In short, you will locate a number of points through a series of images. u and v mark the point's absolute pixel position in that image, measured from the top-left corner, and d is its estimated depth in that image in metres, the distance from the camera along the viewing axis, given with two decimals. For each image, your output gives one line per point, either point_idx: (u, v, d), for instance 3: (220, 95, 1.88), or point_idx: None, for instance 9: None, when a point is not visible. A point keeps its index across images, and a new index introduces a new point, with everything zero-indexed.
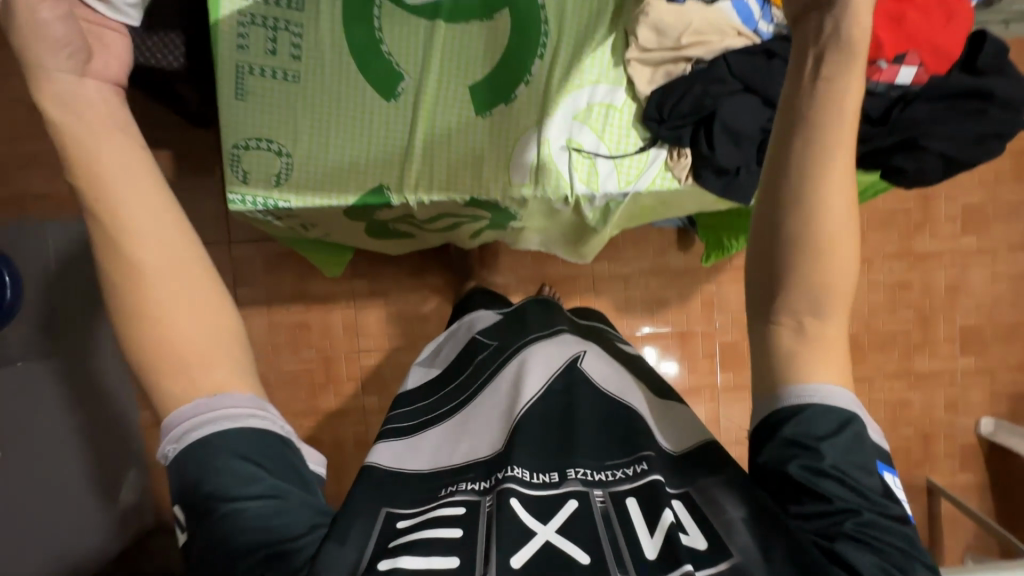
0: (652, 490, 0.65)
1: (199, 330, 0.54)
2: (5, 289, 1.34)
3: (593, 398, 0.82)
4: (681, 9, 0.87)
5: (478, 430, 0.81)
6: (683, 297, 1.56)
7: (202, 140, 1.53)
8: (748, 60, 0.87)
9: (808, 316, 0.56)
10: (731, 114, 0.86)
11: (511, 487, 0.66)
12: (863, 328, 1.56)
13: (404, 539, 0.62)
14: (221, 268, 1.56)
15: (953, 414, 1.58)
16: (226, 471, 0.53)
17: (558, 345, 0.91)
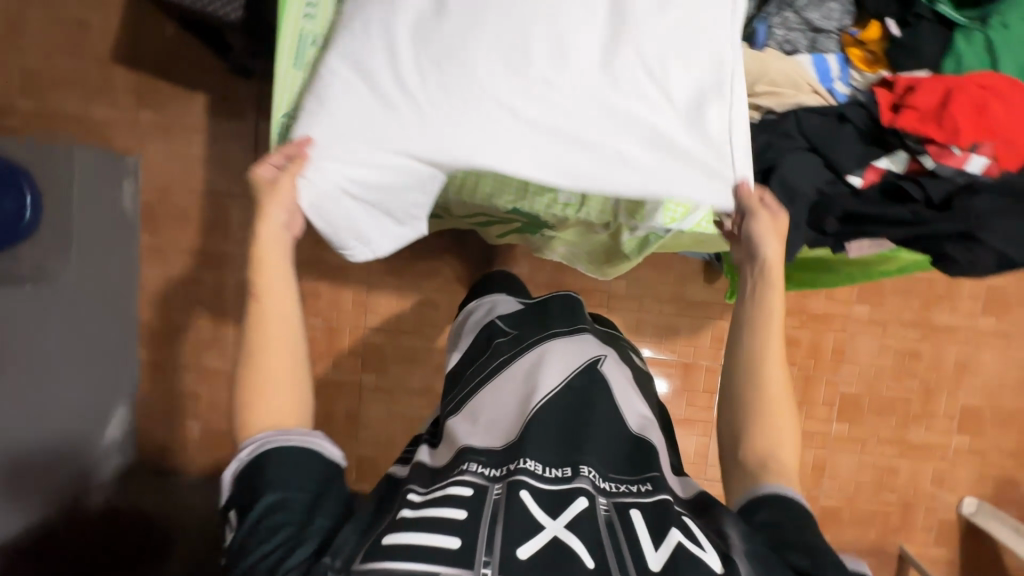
0: (661, 507, 0.68)
1: (285, 395, 0.75)
2: (26, 210, 1.33)
3: (607, 407, 0.83)
4: (757, 58, 0.84)
5: (496, 416, 0.83)
6: (694, 329, 1.55)
7: (240, 90, 1.51)
8: (819, 121, 0.82)
9: (769, 455, 0.72)
10: (791, 171, 0.80)
11: (522, 479, 0.69)
12: (866, 389, 1.56)
13: (418, 513, 0.65)
14: (240, 222, 1.56)
15: (938, 488, 1.58)
16: (280, 476, 0.68)
17: (577, 346, 0.92)
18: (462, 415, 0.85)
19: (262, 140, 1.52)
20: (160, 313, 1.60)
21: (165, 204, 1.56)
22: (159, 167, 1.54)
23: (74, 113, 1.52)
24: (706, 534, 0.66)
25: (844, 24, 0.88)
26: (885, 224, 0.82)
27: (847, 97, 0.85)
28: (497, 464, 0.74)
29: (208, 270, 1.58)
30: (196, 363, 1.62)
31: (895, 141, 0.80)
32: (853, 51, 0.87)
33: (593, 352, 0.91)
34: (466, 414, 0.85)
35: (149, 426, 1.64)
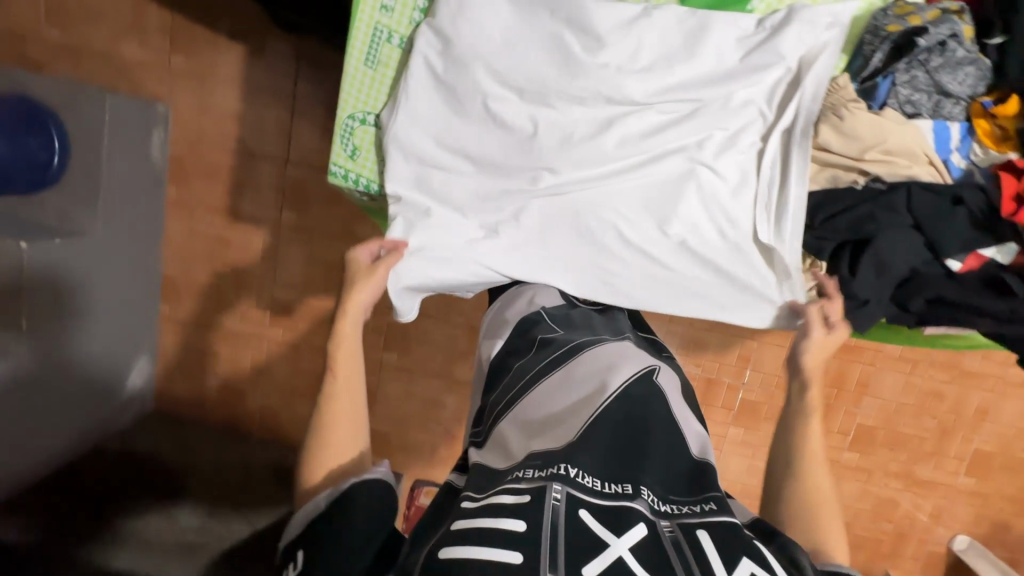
0: (729, 530, 0.61)
1: (346, 430, 0.75)
2: (54, 153, 1.31)
3: (666, 419, 0.75)
4: (880, 122, 0.83)
5: (550, 419, 0.74)
6: (723, 346, 1.53)
7: (281, 44, 1.40)
8: (931, 200, 0.84)
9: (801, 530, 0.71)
10: (887, 247, 0.85)
11: (578, 495, 0.62)
12: (883, 423, 1.56)
13: (470, 522, 0.60)
14: (271, 185, 1.49)
15: (934, 523, 1.62)
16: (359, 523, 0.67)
17: (630, 353, 0.84)
18: (515, 414, 0.77)
19: (299, 101, 1.43)
20: (183, 269, 1.57)
21: (194, 159, 1.49)
22: (190, 118, 1.46)
23: (103, 49, 1.42)
24: (778, 560, 0.61)
25: (977, 90, 0.85)
26: (979, 313, 0.85)
27: (960, 170, 0.88)
28: (542, 466, 0.66)
29: (235, 230, 1.53)
30: (217, 322, 1.60)
31: (1005, 231, 0.83)
32: (980, 123, 0.86)
33: (645, 360, 0.84)
34: (519, 415, 0.76)
35: (168, 377, 1.66)
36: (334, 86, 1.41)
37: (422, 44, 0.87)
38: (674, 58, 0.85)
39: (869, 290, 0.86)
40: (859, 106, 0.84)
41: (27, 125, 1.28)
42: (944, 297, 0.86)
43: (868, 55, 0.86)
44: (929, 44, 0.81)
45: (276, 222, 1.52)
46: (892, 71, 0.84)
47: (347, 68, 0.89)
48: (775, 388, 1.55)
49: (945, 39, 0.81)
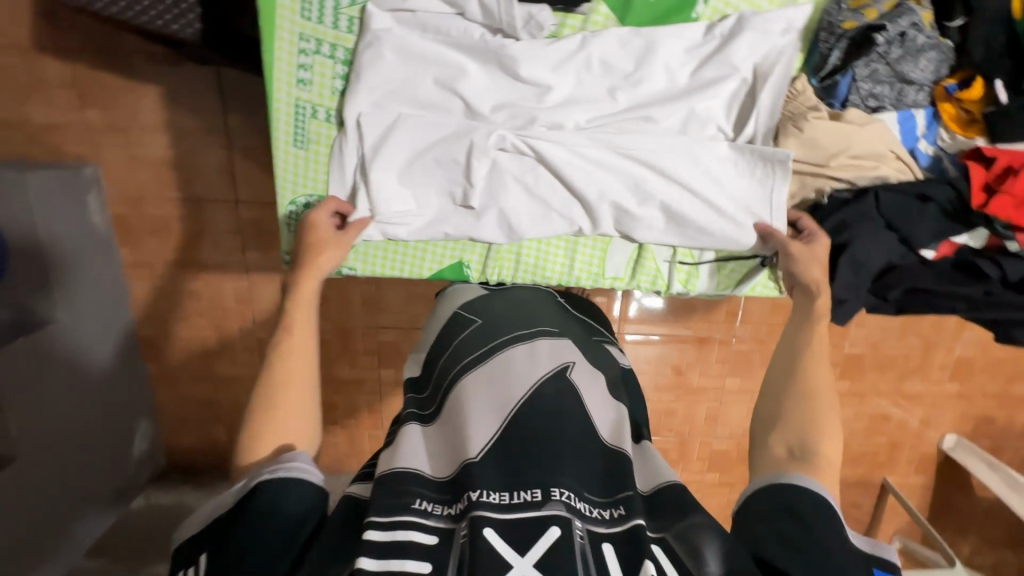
0: (635, 537, 0.52)
1: (299, 400, 0.72)
2: None
3: (580, 425, 0.60)
4: (845, 129, 0.85)
5: (450, 436, 0.62)
6: (710, 306, 1.56)
7: (200, 77, 1.28)
8: (901, 199, 0.87)
9: (795, 448, 0.69)
10: (862, 250, 0.87)
11: (483, 513, 0.51)
12: (870, 348, 1.62)
13: (383, 564, 0.49)
14: (226, 227, 1.42)
15: (925, 429, 1.73)
16: (275, 507, 0.60)
17: (545, 349, 0.67)
18: (425, 432, 0.65)
19: (235, 133, 1.33)
20: (160, 327, 1.52)
21: (139, 215, 1.41)
22: (124, 173, 1.36)
23: (8, 117, 1.30)
24: (675, 561, 0.53)
25: (942, 74, 0.89)
26: (954, 298, 0.91)
27: (929, 155, 0.92)
28: (450, 499, 0.56)
29: (201, 280, 1.47)
30: (208, 371, 1.58)
31: (979, 220, 0.86)
32: (945, 108, 0.90)
33: (561, 355, 0.67)
34: (429, 433, 0.65)
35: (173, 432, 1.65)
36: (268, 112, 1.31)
37: (361, 109, 0.86)
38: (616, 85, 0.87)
39: (846, 290, 0.88)
40: (818, 114, 0.87)
41: None
42: (917, 286, 0.92)
43: (825, 53, 0.88)
44: (887, 40, 0.83)
45: (240, 264, 1.46)
46: (851, 68, 0.86)
47: (277, 154, 0.87)
48: (766, 336, 1.60)
49: (905, 31, 0.83)
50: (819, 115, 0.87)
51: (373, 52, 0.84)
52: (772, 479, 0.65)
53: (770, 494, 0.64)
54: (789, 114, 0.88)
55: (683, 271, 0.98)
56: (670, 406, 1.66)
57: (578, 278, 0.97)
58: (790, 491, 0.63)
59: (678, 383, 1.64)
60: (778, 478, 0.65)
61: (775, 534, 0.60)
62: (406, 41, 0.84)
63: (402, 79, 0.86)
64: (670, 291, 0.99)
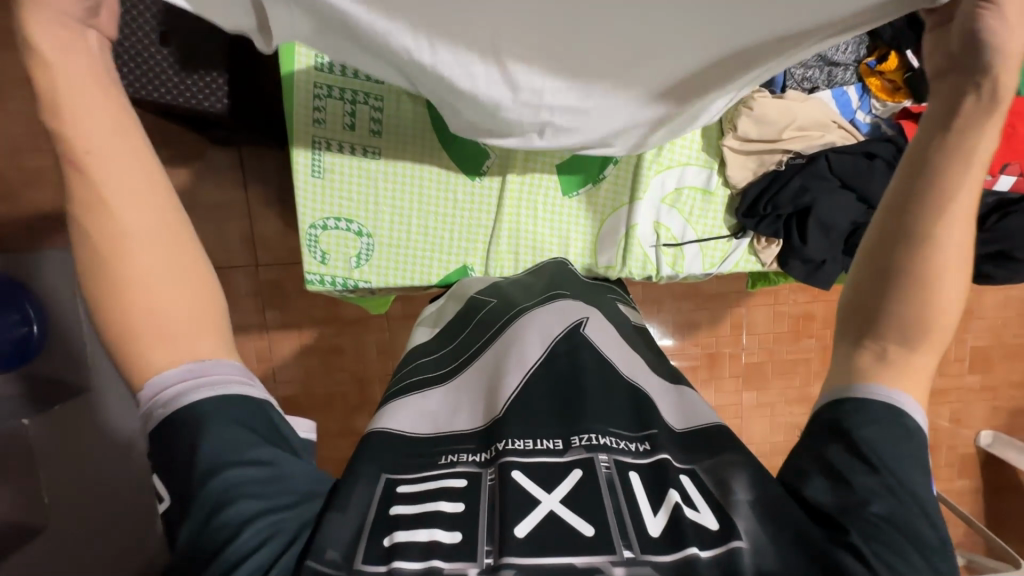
0: (661, 470, 0.52)
1: (167, 274, 0.48)
2: (32, 323, 1.26)
3: (596, 370, 0.61)
4: (787, 106, 0.94)
5: (475, 398, 0.61)
6: (715, 320, 1.59)
7: (224, 157, 1.44)
8: (851, 160, 0.94)
9: (895, 343, 0.51)
10: (825, 211, 0.95)
11: (511, 459, 0.51)
12: None
13: (413, 506, 0.49)
14: (247, 291, 1.51)
15: (958, 427, 1.68)
16: (235, 425, 0.48)
17: (555, 308, 0.67)
18: (441, 397, 0.62)
19: (254, 206, 1.47)
20: None
21: None
22: None
23: None
24: (703, 488, 0.52)
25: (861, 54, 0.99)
26: None
27: (868, 123, 1.04)
28: (477, 445, 0.55)
29: None
30: None
31: None
32: (871, 81, 1.00)
33: (572, 314, 0.67)
34: (452, 396, 0.62)
35: None
36: (283, 184, 1.46)
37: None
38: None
39: (822, 251, 0.97)
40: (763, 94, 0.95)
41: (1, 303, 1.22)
42: None
43: None
44: None
45: (261, 323, 1.53)
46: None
47: (297, 183, 0.89)
48: (773, 345, 1.62)
49: None
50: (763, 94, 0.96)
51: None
52: (839, 391, 0.52)
53: (825, 414, 0.52)
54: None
55: (669, 253, 0.97)
56: None
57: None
58: (850, 406, 0.51)
59: None
60: (837, 393, 0.52)
61: (817, 463, 0.50)
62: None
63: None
64: (661, 275, 0.97)
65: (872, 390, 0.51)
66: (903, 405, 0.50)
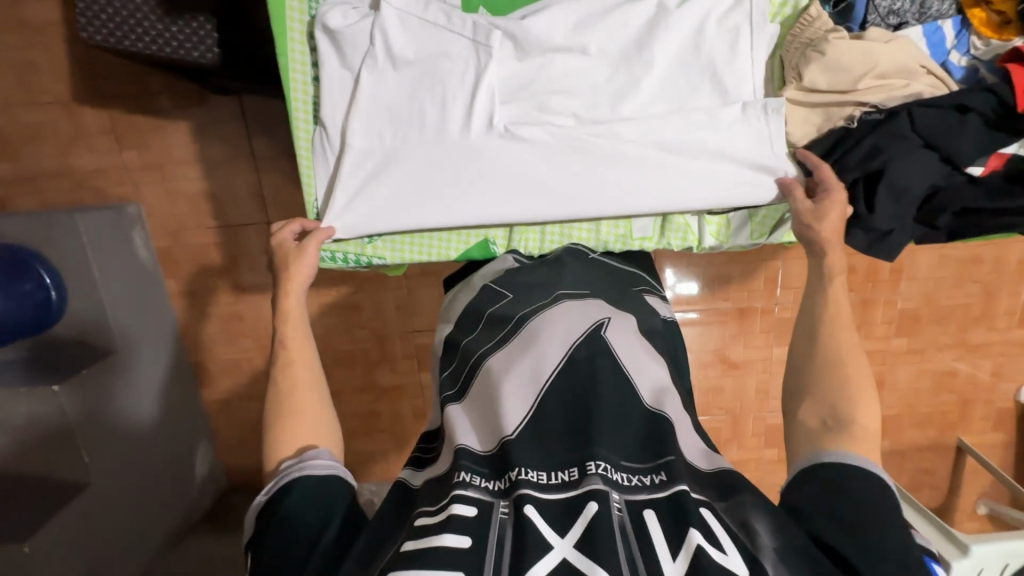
0: (677, 503, 0.50)
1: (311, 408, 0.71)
2: (49, 288, 1.25)
3: (617, 389, 0.59)
4: (867, 49, 0.82)
5: (487, 410, 0.60)
6: (748, 273, 1.51)
7: (225, 107, 1.34)
8: (936, 114, 0.82)
9: (829, 416, 0.65)
10: (900, 173, 0.83)
11: (525, 492, 0.50)
12: (926, 303, 1.54)
13: (421, 542, 0.49)
14: (260, 249, 1.45)
15: (997, 381, 1.62)
16: (308, 494, 0.60)
17: (578, 308, 0.67)
18: (461, 412, 0.63)
19: (261, 158, 1.38)
20: (206, 352, 1.54)
21: (180, 245, 1.45)
22: (161, 207, 1.42)
23: (55, 166, 1.38)
24: (725, 526, 0.51)
25: None
26: (1006, 214, 0.86)
27: (964, 68, 0.89)
28: (493, 472, 0.55)
29: (241, 303, 1.50)
30: (253, 391, 1.57)
31: None
32: (974, 13, 0.87)
33: (593, 315, 0.66)
34: (470, 408, 0.63)
35: (230, 456, 1.64)
36: (290, 136, 1.37)
37: (342, 123, 0.91)
38: (646, 52, 0.89)
39: (890, 221, 0.85)
40: (839, 35, 0.84)
41: (14, 271, 1.21)
42: (966, 208, 0.87)
43: None
44: None
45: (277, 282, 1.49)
46: None
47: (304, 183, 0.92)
48: None
49: None
50: (839, 36, 0.84)
51: (324, 14, 0.87)
52: (823, 456, 0.60)
53: (818, 473, 0.59)
54: (809, 42, 0.86)
55: (713, 223, 0.96)
56: (717, 383, 1.61)
57: (606, 241, 0.95)
58: (836, 468, 0.58)
59: (724, 359, 1.58)
60: (825, 458, 0.60)
61: (824, 514, 0.55)
62: (370, 16, 0.88)
63: (400, 80, 0.89)
64: (703, 245, 0.97)
65: (851, 458, 0.59)
66: (877, 469, 0.59)
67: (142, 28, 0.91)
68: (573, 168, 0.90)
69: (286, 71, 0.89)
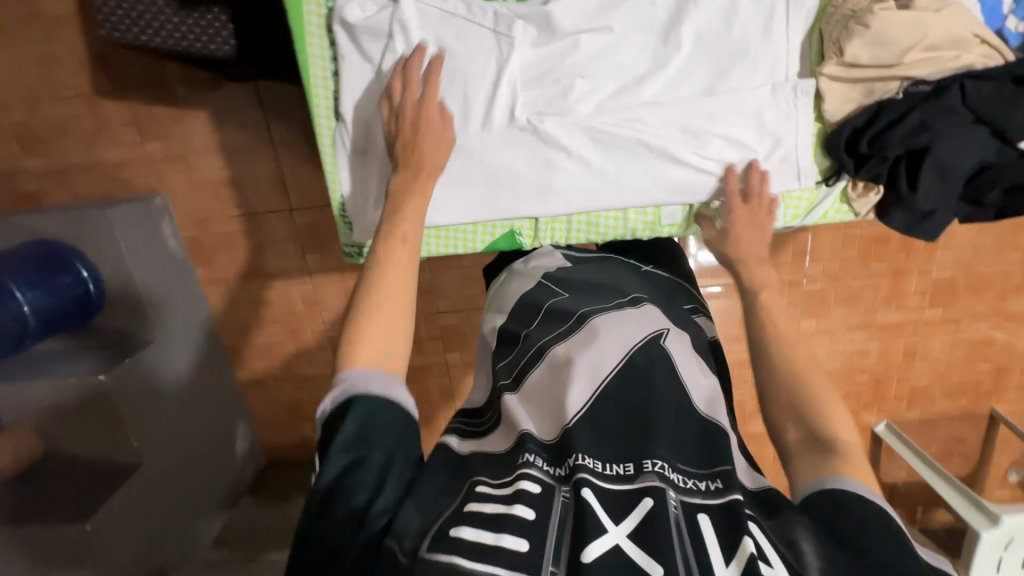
0: (731, 511, 0.52)
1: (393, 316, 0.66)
2: (87, 282, 1.33)
3: (671, 392, 0.63)
4: (917, 19, 0.78)
5: (549, 402, 0.65)
6: (775, 247, 1.46)
7: (242, 95, 1.34)
8: (990, 88, 0.78)
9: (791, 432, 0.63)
10: (950, 149, 0.80)
11: (584, 476, 0.55)
12: (963, 271, 1.49)
13: (489, 506, 0.54)
14: (285, 235, 1.47)
15: None
16: (372, 425, 0.59)
17: (640, 315, 0.72)
18: (517, 401, 0.68)
19: (280, 145, 1.38)
20: (239, 337, 1.58)
21: (208, 235, 1.47)
22: (186, 197, 1.43)
23: (83, 160, 1.41)
24: (770, 542, 0.52)
25: None
26: None
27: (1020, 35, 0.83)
28: (555, 460, 0.59)
29: (270, 288, 1.53)
30: (286, 373, 1.62)
31: None
32: None
33: (653, 324, 0.71)
34: (526, 400, 0.68)
35: (268, 434, 1.72)
36: (308, 121, 1.36)
37: (361, 120, 0.90)
38: (674, 32, 0.85)
39: (933, 201, 0.84)
40: (884, 6, 0.79)
41: (53, 266, 1.29)
42: (1018, 183, 0.83)
43: None
44: None
45: (303, 267, 1.50)
46: None
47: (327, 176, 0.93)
48: (840, 271, 1.49)
49: None
50: (885, 7, 0.79)
51: (341, 7, 0.85)
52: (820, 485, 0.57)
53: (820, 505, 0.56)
54: (851, 13, 0.81)
55: None
56: (743, 356, 1.60)
57: (634, 228, 0.95)
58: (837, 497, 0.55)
59: None
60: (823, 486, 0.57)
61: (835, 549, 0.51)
62: (388, 6, 0.85)
63: None
64: None
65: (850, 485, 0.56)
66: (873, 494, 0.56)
67: (159, 23, 0.90)
68: (596, 159, 0.90)
69: (305, 61, 0.88)
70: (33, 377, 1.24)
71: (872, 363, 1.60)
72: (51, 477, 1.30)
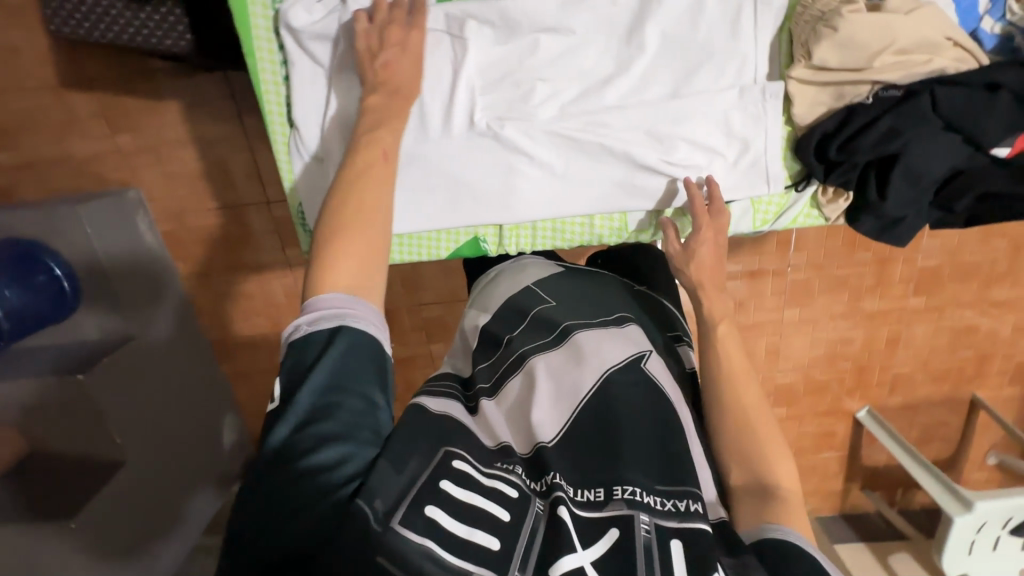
0: (698, 542, 0.53)
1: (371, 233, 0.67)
2: (63, 280, 1.31)
3: (645, 408, 0.65)
4: (885, 23, 0.75)
5: (520, 416, 0.66)
6: (760, 236, 1.45)
7: (212, 85, 1.30)
8: (962, 94, 0.76)
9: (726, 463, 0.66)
10: (919, 157, 0.79)
11: (560, 494, 0.57)
12: (949, 259, 1.48)
13: (467, 494, 0.56)
14: (264, 229, 1.45)
15: (1017, 337, 1.58)
16: (349, 368, 0.58)
17: (625, 335, 0.73)
18: (495, 405, 0.69)
19: (254, 137, 1.35)
20: (223, 330, 1.58)
21: (186, 229, 1.45)
22: (160, 191, 1.40)
23: (53, 154, 1.37)
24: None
25: None
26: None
27: (996, 35, 0.82)
28: (535, 474, 0.61)
29: (251, 282, 1.52)
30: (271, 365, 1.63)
31: None
32: None
33: (637, 346, 0.71)
34: (503, 408, 0.68)
35: (256, 424, 1.74)
36: None
37: (316, 127, 0.88)
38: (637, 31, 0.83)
39: (906, 206, 0.82)
40: (854, 8, 0.76)
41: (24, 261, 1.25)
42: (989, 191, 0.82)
43: None
44: None
45: (285, 260, 1.49)
46: None
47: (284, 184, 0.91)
48: (825, 261, 1.48)
49: None
50: (854, 9, 0.76)
51: (288, 13, 0.82)
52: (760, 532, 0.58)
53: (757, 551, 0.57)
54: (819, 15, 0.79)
55: None
56: None
57: (601, 235, 0.94)
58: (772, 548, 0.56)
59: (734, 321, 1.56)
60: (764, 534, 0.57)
61: None
62: (337, 10, 0.83)
63: None
64: None
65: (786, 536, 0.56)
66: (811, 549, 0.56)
67: (114, 19, 0.87)
68: (558, 162, 0.88)
69: (255, 69, 0.85)
70: (14, 376, 1.24)
71: (855, 350, 1.60)
72: (40, 474, 1.32)
